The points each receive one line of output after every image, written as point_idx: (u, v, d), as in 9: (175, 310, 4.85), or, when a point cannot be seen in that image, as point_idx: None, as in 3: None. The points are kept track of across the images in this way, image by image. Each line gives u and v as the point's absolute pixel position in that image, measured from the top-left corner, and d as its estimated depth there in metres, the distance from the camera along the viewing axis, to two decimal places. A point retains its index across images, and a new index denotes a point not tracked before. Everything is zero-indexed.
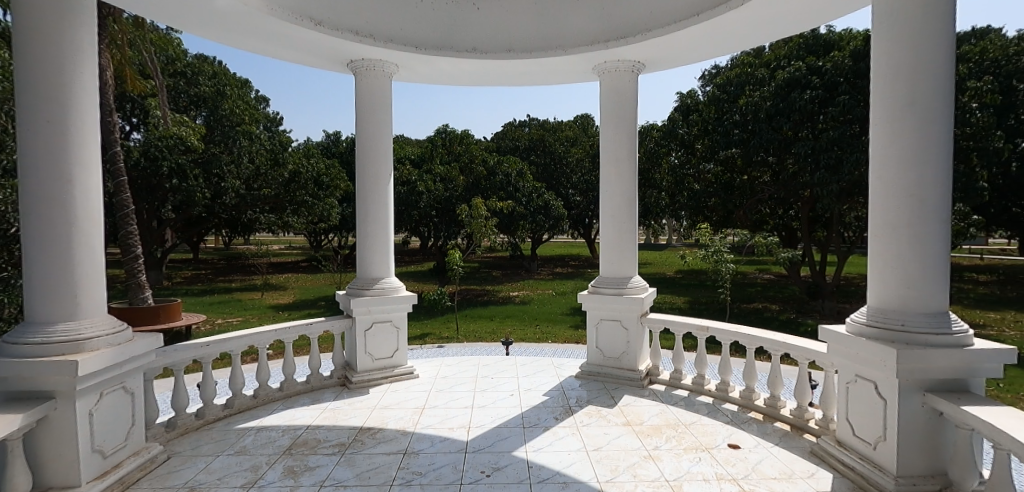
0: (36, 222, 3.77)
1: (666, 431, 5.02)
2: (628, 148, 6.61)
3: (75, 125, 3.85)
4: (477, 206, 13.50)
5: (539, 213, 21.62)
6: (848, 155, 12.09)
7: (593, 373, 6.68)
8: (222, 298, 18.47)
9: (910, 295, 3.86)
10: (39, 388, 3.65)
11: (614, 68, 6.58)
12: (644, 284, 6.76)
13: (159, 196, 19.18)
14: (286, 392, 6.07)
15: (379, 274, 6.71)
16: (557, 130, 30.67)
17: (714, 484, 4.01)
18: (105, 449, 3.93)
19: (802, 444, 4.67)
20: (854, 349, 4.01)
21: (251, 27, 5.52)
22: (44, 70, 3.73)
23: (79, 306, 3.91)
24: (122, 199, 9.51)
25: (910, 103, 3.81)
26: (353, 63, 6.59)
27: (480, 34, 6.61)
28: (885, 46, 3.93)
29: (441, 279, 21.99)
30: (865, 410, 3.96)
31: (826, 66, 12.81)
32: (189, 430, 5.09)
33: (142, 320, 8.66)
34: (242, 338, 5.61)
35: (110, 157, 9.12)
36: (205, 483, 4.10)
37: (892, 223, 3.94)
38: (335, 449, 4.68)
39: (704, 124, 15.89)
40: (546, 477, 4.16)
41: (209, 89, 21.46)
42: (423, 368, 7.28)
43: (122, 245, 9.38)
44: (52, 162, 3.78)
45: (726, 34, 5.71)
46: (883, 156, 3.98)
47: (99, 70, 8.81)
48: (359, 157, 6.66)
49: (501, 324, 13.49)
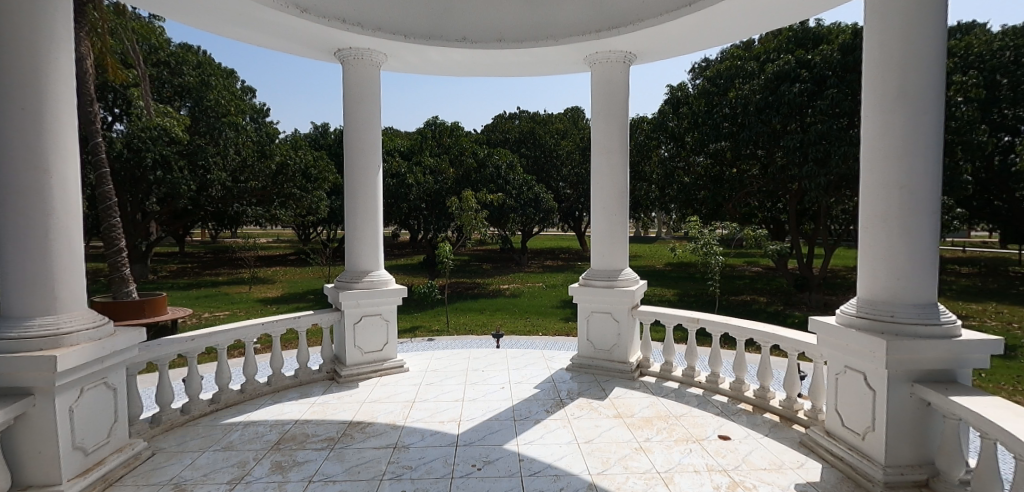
0: (10, 217, 3.63)
1: (656, 423, 5.02)
2: (620, 140, 6.58)
3: (52, 114, 3.72)
4: (467, 199, 13.34)
5: (529, 206, 21.72)
6: (835, 148, 12.17)
7: (583, 365, 6.66)
8: (208, 291, 18.25)
9: (900, 288, 3.87)
10: (15, 385, 3.54)
11: (606, 59, 6.52)
12: (634, 277, 6.72)
13: (143, 188, 18.98)
14: (273, 386, 5.98)
15: (367, 267, 6.61)
16: (548, 123, 30.45)
17: (706, 476, 4.00)
18: (86, 445, 3.84)
19: (791, 435, 4.69)
20: (845, 341, 4.01)
21: (236, 13, 5.36)
22: (19, 56, 3.58)
23: (58, 300, 3.80)
24: (105, 192, 9.18)
25: (900, 95, 3.80)
26: (340, 52, 6.46)
27: (470, 23, 6.50)
28: (880, 35, 3.89)
29: (431, 271, 21.92)
30: (854, 401, 3.99)
31: (815, 59, 12.88)
32: (173, 426, 4.99)
33: (126, 314, 8.48)
34: (228, 332, 5.50)
35: (92, 147, 8.76)
36: (191, 479, 4.03)
37: (883, 214, 3.93)
38: (324, 444, 4.62)
39: (693, 117, 15.96)
40: (538, 470, 4.13)
41: (194, 79, 20.89)
42: (413, 361, 7.24)
43: (104, 238, 9.11)
44: (28, 150, 3.64)
45: (719, 24, 5.65)
46: (876, 148, 3.96)
47: (78, 59, 8.50)
48: (348, 150, 6.53)
49: (491, 317, 13.44)
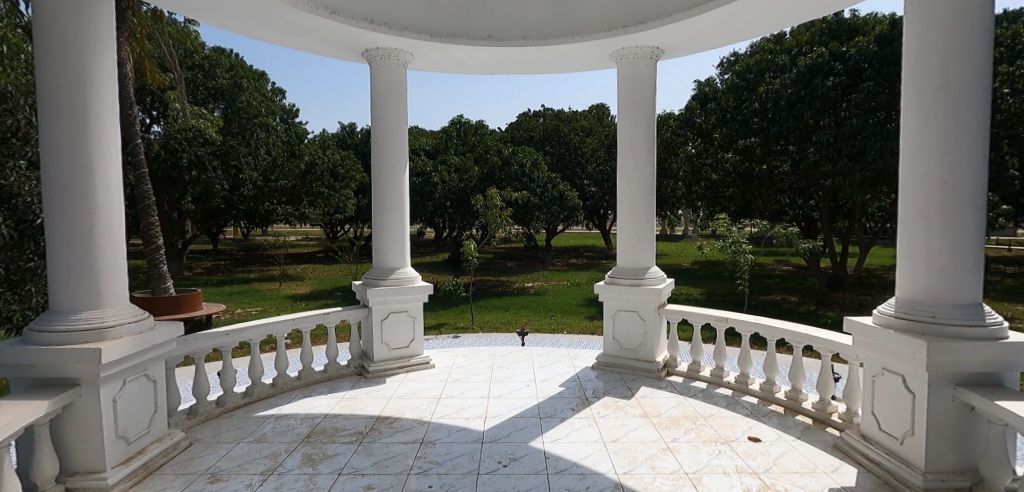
0: (59, 217, 3.81)
1: (684, 423, 4.96)
2: (647, 137, 6.50)
3: (95, 116, 3.87)
4: (491, 197, 13.40)
5: (554, 204, 21.62)
6: (872, 143, 11.75)
7: (609, 364, 6.62)
8: (241, 288, 18.78)
9: (941, 287, 3.72)
10: (63, 376, 3.71)
11: (632, 54, 6.45)
12: (662, 275, 6.63)
13: (179, 188, 19.62)
14: (303, 380, 6.13)
15: (394, 264, 6.70)
16: (572, 120, 30.30)
17: (735, 477, 3.93)
18: (128, 435, 4.00)
19: (824, 439, 4.56)
20: (881, 342, 3.88)
21: (268, 16, 5.47)
22: (63, 61, 3.74)
23: (101, 295, 3.96)
24: (143, 191, 9.51)
25: (943, 88, 3.65)
26: (367, 52, 6.54)
27: (495, 21, 6.50)
28: (921, 25, 3.74)
29: (456, 270, 22.09)
30: (891, 404, 3.86)
31: (850, 51, 12.46)
32: (209, 418, 5.16)
33: (163, 309, 8.79)
34: (261, 327, 5.64)
35: (131, 149, 9.11)
36: (226, 470, 4.15)
37: (924, 211, 3.78)
38: (352, 438, 4.71)
39: (722, 113, 15.64)
40: (564, 468, 4.12)
41: (226, 81, 21.80)
42: (439, 358, 7.31)
43: (143, 235, 9.44)
44: (75, 152, 3.81)
45: (750, 16, 5.50)
46: (915, 143, 3.82)
47: (119, 64, 8.84)
48: (375, 148, 6.62)
49: (516, 315, 13.45)
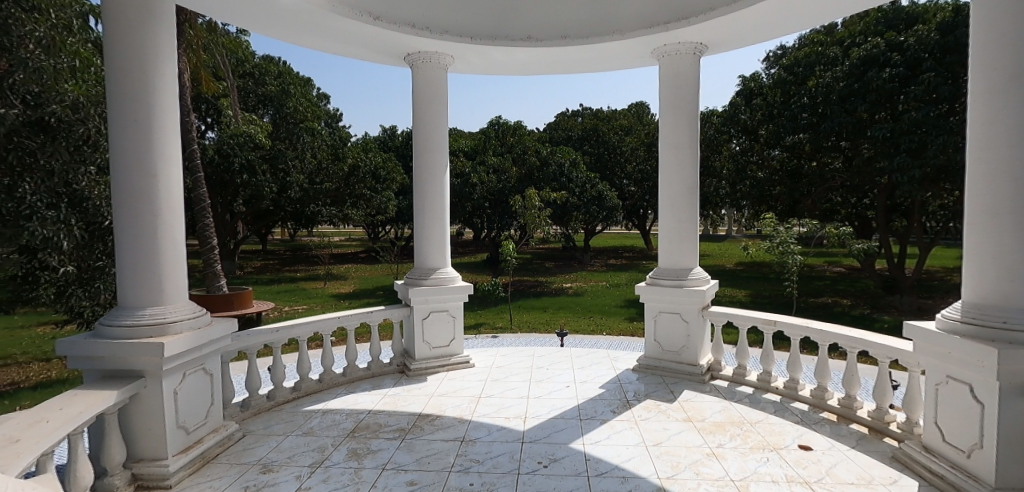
0: (126, 219, 4.07)
1: (730, 429, 4.82)
2: (689, 135, 6.35)
3: (158, 124, 4.11)
4: (530, 197, 13.40)
5: (593, 204, 21.21)
6: (932, 138, 11.01)
7: (650, 367, 6.51)
8: (288, 286, 19.51)
9: (1015, 291, 3.47)
10: (130, 368, 3.95)
11: (675, 51, 6.32)
12: (706, 277, 6.47)
13: (231, 191, 20.54)
14: (348, 377, 6.31)
15: (435, 264, 6.81)
16: (611, 119, 29.96)
17: (784, 486, 3.80)
18: (188, 425, 4.23)
19: (882, 449, 4.33)
20: (945, 348, 3.66)
21: (314, 24, 5.67)
22: (130, 72, 3.99)
23: (164, 293, 4.20)
24: (200, 194, 10.04)
25: (1016, 77, 3.40)
26: (409, 56, 6.67)
27: (535, 22, 6.51)
28: (992, 10, 3.49)
29: (494, 270, 22.23)
30: (957, 415, 3.63)
31: (908, 41, 11.78)
32: (261, 411, 5.38)
33: (217, 307, 9.22)
34: (308, 324, 5.85)
35: (189, 153, 9.63)
36: (277, 461, 4.32)
37: (994, 211, 3.53)
38: (395, 434, 4.81)
39: (768, 109, 15.11)
40: (605, 471, 4.08)
41: (274, 88, 22.59)
42: (479, 357, 7.38)
43: (199, 236, 9.93)
44: (141, 158, 4.06)
45: (800, 8, 5.29)
46: (984, 137, 3.57)
47: (178, 73, 9.33)
48: (416, 150, 6.75)
49: (554, 316, 13.41)
